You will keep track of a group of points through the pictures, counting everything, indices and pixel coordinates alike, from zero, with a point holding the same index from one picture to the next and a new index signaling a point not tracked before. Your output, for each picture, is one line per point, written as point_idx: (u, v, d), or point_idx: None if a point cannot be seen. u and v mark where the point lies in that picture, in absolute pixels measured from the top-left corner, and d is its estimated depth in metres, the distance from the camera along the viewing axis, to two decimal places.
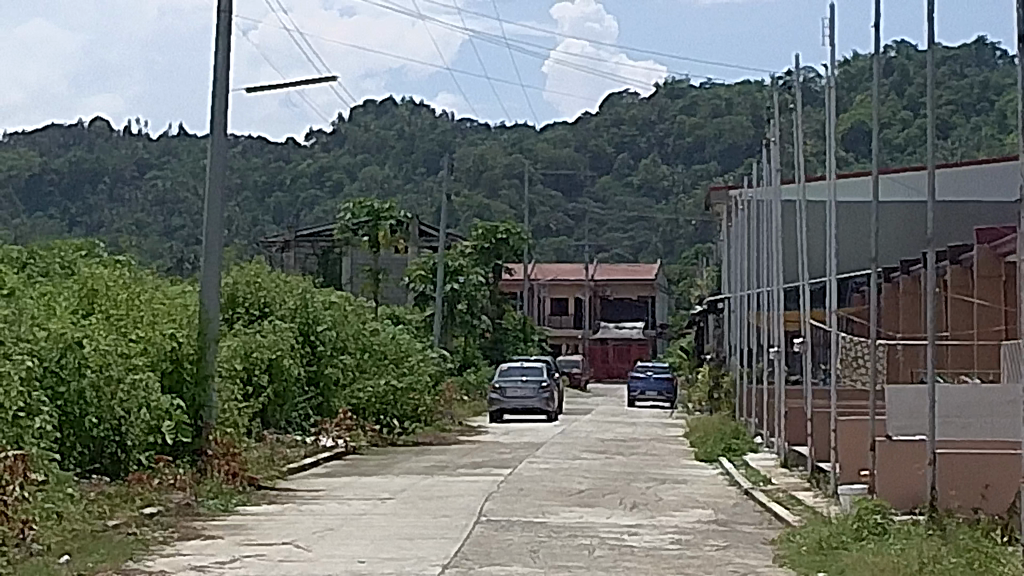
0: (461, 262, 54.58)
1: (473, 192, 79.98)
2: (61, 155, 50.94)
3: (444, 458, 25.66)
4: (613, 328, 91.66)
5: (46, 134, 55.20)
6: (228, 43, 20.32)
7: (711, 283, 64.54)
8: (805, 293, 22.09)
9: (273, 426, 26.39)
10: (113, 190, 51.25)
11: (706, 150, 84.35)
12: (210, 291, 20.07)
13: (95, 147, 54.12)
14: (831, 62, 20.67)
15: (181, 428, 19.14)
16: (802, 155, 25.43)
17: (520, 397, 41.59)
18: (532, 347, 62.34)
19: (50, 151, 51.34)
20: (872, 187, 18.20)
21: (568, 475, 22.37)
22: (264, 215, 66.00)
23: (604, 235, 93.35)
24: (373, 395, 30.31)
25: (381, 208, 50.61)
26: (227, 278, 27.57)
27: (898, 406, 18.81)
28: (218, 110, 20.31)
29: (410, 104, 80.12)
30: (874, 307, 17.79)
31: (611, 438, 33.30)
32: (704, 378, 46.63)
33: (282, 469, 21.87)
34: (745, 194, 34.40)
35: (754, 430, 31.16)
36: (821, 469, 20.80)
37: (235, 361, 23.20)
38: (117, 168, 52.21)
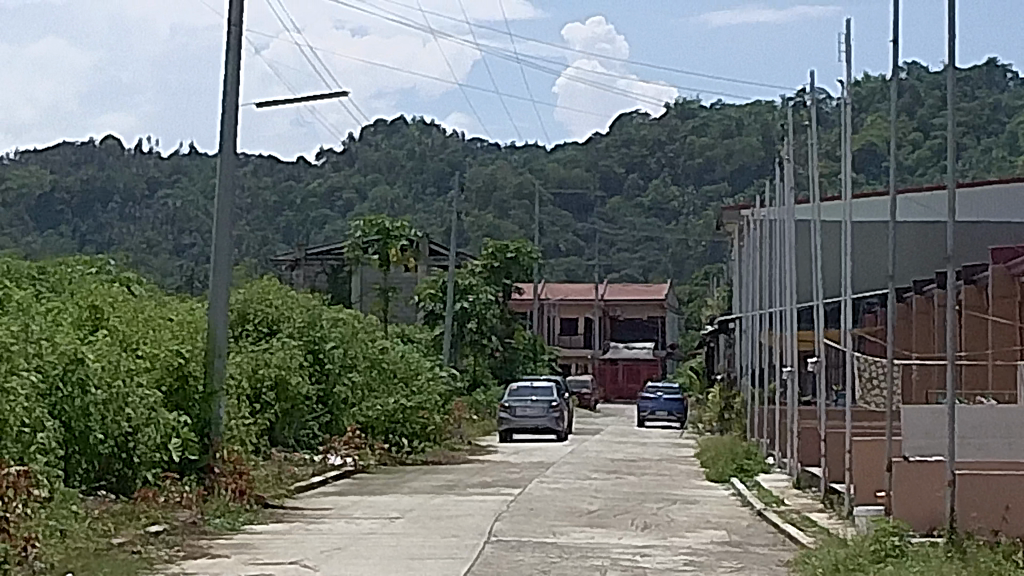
0: (471, 281, 54.43)
1: (483, 212, 79.88)
2: (71, 174, 50.90)
3: (454, 478, 25.41)
4: (624, 348, 91.29)
5: (57, 152, 55.09)
6: (238, 58, 20.15)
7: (722, 302, 64.38)
8: (819, 312, 21.90)
9: (281, 443, 26.16)
10: (123, 209, 51.17)
11: (716, 171, 84.35)
12: (218, 308, 19.82)
13: (106, 165, 54.02)
14: (846, 81, 20.54)
15: (186, 444, 18.88)
16: (816, 173, 25.27)
17: (531, 416, 41.42)
18: (541, 366, 62.09)
19: (62, 170, 51.33)
20: (890, 205, 18.03)
21: (580, 495, 22.18)
22: (274, 234, 65.95)
23: (614, 255, 93.14)
24: (383, 413, 30.10)
25: (393, 226, 50.40)
26: (236, 296, 27.37)
27: (913, 425, 18.60)
28: (227, 125, 20.14)
29: (421, 122, 80.01)
30: (891, 326, 17.59)
31: (621, 459, 33.09)
32: (715, 398, 46.38)
33: (291, 487, 21.65)
34: (757, 213, 34.22)
35: (766, 450, 30.90)
36: (834, 490, 20.56)
37: (242, 378, 22.98)
38: (127, 187, 52.12)
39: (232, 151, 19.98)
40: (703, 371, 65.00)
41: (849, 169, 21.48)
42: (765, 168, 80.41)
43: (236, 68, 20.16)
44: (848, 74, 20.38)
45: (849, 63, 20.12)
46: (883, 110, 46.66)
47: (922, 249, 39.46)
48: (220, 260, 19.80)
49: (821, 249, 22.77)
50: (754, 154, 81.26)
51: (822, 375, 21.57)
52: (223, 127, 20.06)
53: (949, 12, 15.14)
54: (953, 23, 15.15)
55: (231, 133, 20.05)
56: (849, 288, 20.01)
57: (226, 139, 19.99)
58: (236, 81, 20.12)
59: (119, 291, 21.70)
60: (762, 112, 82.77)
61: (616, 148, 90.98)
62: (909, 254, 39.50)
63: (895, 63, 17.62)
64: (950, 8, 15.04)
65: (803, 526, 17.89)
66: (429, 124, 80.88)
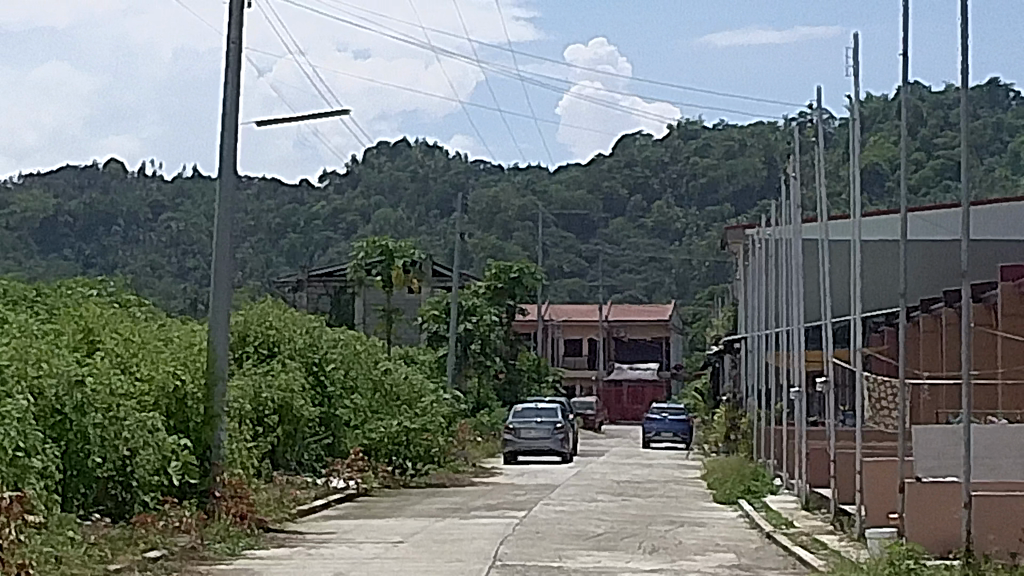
0: (475, 302, 54.12)
1: (487, 234, 79.60)
2: (75, 198, 50.67)
3: (458, 501, 25.12)
4: (628, 370, 90.84)
5: (60, 176, 54.80)
6: (237, 79, 19.90)
7: (726, 323, 64.03)
8: (827, 331, 21.54)
9: (284, 467, 25.86)
10: (127, 233, 50.87)
11: (719, 192, 84.23)
12: (220, 329, 19.57)
13: (109, 189, 53.71)
14: (854, 97, 20.28)
15: (186, 469, 18.64)
16: (822, 189, 24.98)
17: (534, 439, 41.07)
18: (546, 388, 61.87)
19: (65, 193, 51.04)
20: (901, 221, 17.72)
21: (586, 518, 21.87)
22: (278, 257, 65.63)
23: (618, 276, 92.88)
24: (386, 435, 29.77)
25: (396, 247, 50.11)
26: (236, 318, 27.04)
27: (925, 446, 18.31)
28: (227, 146, 19.90)
29: (424, 145, 79.77)
30: (903, 345, 17.27)
31: (626, 480, 32.76)
32: (720, 420, 46.11)
33: (293, 511, 21.36)
34: (763, 231, 33.90)
35: (774, 471, 30.61)
36: (845, 512, 20.24)
37: (245, 402, 22.70)
38: (131, 210, 51.74)
39: (231, 171, 19.72)
40: (708, 392, 64.62)
41: (858, 185, 21.19)
42: (768, 189, 80.14)
43: (236, 89, 19.91)
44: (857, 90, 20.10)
45: (857, 78, 19.84)
46: (888, 130, 46.38)
47: (930, 268, 39.14)
48: (221, 281, 19.55)
49: (828, 268, 22.47)
50: (757, 175, 81.00)
51: (832, 394, 21.23)
52: (223, 145, 19.83)
53: (961, 30, 14.89)
54: (965, 37, 14.94)
55: (230, 152, 19.81)
56: (859, 305, 19.68)
57: (225, 161, 19.74)
58: (236, 101, 19.88)
59: (118, 314, 21.42)
60: (765, 133, 82.59)
61: (619, 169, 90.79)
62: (917, 272, 39.17)
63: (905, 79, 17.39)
64: (962, 25, 14.83)
65: (816, 548, 17.58)
66: (432, 145, 80.65)
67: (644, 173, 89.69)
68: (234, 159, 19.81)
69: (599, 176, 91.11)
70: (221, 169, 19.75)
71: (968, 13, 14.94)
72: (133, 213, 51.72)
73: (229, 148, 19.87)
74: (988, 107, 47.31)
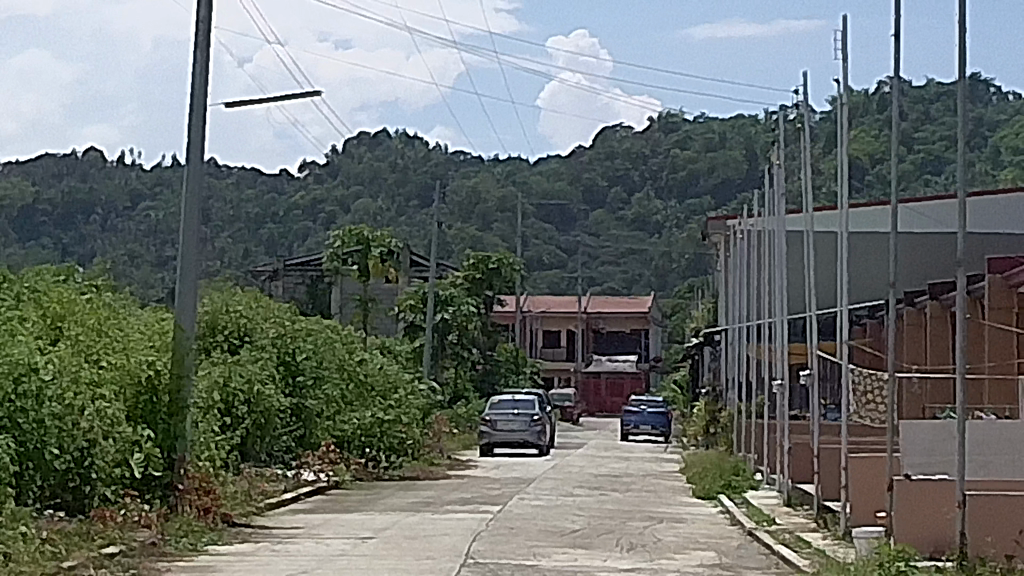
0: (453, 292, 53.46)
1: (466, 225, 78.91)
2: (53, 185, 50.01)
3: (432, 494, 24.52)
4: (607, 361, 90.32)
5: (38, 163, 54.04)
6: (205, 63, 19.28)
7: (706, 316, 63.51)
8: (812, 324, 20.91)
9: (254, 459, 25.20)
10: (106, 220, 50.19)
11: (699, 184, 83.77)
12: (187, 317, 18.93)
13: (88, 177, 52.97)
14: (842, 87, 19.72)
15: (150, 460, 17.99)
16: (808, 176, 24.35)
17: (510, 431, 40.50)
18: (524, 380, 61.26)
19: (44, 181, 50.34)
20: (892, 211, 17.11)
21: (562, 513, 21.26)
22: (257, 246, 64.90)
23: (597, 268, 92.33)
24: (359, 426, 29.14)
25: (373, 236, 49.50)
26: (204, 307, 26.33)
27: (914, 443, 17.76)
28: (195, 128, 19.29)
29: (404, 135, 79.11)
30: (891, 337, 16.67)
31: (605, 474, 32.16)
32: (699, 412, 45.56)
33: (259, 505, 20.74)
34: (745, 222, 33.33)
35: (754, 465, 30.00)
36: (829, 509, 19.69)
37: (214, 392, 22.08)
38: (110, 199, 50.99)
39: (198, 154, 19.10)
40: (688, 386, 64.09)
41: (846, 175, 20.60)
42: (749, 182, 79.78)
43: (204, 72, 19.28)
44: (845, 81, 19.51)
45: (844, 66, 19.30)
46: (872, 125, 45.95)
47: None
48: (187, 267, 18.93)
49: (812, 257, 21.86)
50: (738, 168, 80.63)
51: (817, 386, 20.62)
52: (192, 127, 19.22)
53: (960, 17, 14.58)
54: (964, 28, 14.64)
55: (197, 137, 19.18)
56: (845, 298, 19.08)
57: (192, 147, 19.12)
58: (205, 86, 19.26)
59: (83, 298, 20.75)
60: (746, 126, 82.16)
61: (600, 161, 90.20)
62: None
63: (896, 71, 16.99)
64: (961, 15, 14.57)
65: (802, 547, 17.03)
66: (412, 136, 80.00)
67: (625, 165, 89.10)
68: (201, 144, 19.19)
69: (579, 167, 90.53)
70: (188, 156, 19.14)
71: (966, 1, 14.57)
72: (112, 201, 51.00)
73: (196, 130, 19.23)
74: (970, 102, 46.91)
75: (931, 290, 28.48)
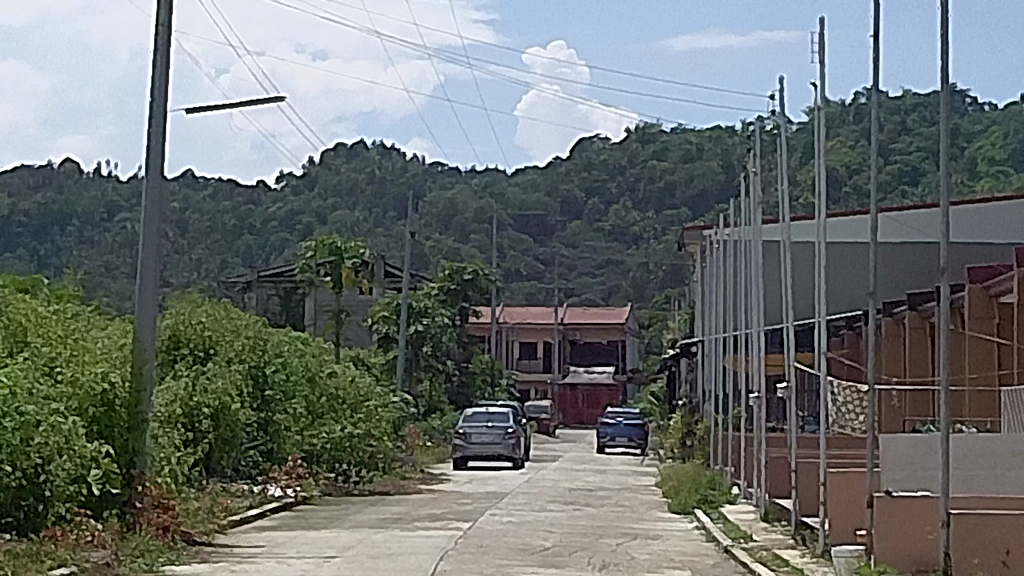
0: (427, 303, 52.94)
1: (442, 236, 78.38)
2: (29, 197, 49.54)
3: (402, 510, 23.97)
4: (584, 373, 89.78)
5: (13, 175, 53.38)
6: (166, 65, 18.78)
7: (683, 326, 63.08)
8: (790, 336, 20.39)
9: (219, 475, 24.63)
10: (82, 232, 49.59)
11: (676, 195, 83.53)
12: (147, 330, 18.36)
13: (64, 189, 52.22)
14: (820, 96, 19.22)
15: (109, 478, 17.41)
16: (785, 186, 23.77)
17: (485, 444, 40.00)
18: (500, 391, 60.71)
19: (18, 193, 49.69)
20: (873, 217, 16.59)
21: (535, 530, 20.73)
22: (233, 257, 64.33)
23: (574, 280, 91.84)
24: (331, 442, 28.57)
25: (346, 246, 48.96)
26: (168, 319, 25.73)
27: (894, 458, 17.30)
28: (156, 136, 18.76)
29: (381, 146, 78.58)
30: (871, 350, 16.13)
31: (580, 488, 31.64)
32: (676, 424, 45.01)
33: (223, 523, 20.16)
34: (721, 232, 32.81)
35: (731, 479, 29.51)
36: (807, 526, 19.22)
37: (175, 406, 21.50)
38: (86, 211, 50.33)
39: (159, 164, 18.55)
40: (665, 398, 63.55)
41: (824, 186, 20.04)
42: (726, 192, 79.52)
43: (166, 78, 18.76)
44: (823, 90, 18.97)
45: (823, 75, 18.76)
46: (849, 135, 45.57)
47: None
48: (147, 277, 18.33)
49: (789, 270, 21.29)
50: (715, 179, 80.34)
51: (793, 400, 20.10)
52: (152, 136, 18.68)
53: (942, 24, 14.08)
54: (947, 31, 14.14)
55: (158, 148, 18.65)
56: (824, 310, 18.54)
57: (151, 158, 18.57)
58: (165, 90, 18.75)
59: (46, 309, 20.14)
60: (723, 137, 81.90)
61: (577, 173, 89.73)
62: None
63: (875, 82, 16.49)
64: (943, 19, 14.06)
65: (781, 566, 16.55)
66: (389, 148, 79.42)
67: (601, 177, 88.65)
68: (162, 153, 18.65)
69: (557, 179, 90.05)
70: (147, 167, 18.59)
71: (947, 6, 14.11)
72: (88, 212, 50.41)
73: (157, 138, 18.70)
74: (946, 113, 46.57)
75: (910, 300, 28.00)
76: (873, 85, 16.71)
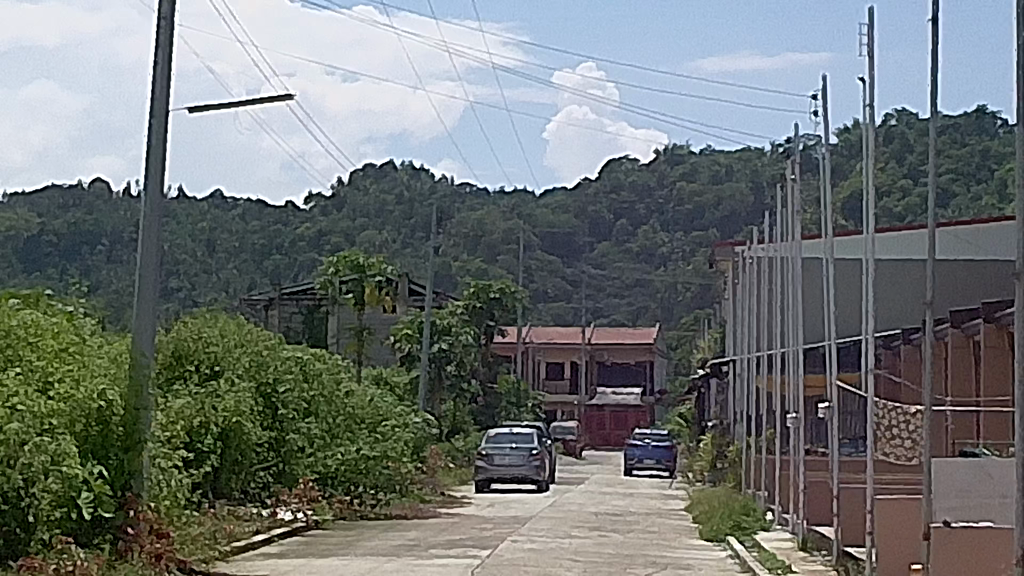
0: (451, 321, 51.75)
1: (471, 258, 77.15)
2: (57, 217, 48.07)
3: (418, 536, 22.71)
4: (611, 394, 88.25)
5: (42, 196, 52.00)
6: (168, 56, 17.49)
7: (711, 347, 62.12)
8: (831, 353, 19.03)
9: (226, 497, 23.56)
10: (112, 252, 48.30)
11: (706, 218, 82.76)
12: (146, 341, 17.11)
13: (95, 208, 50.63)
14: (868, 104, 17.73)
15: (104, 499, 16.06)
16: (826, 197, 22.36)
17: (508, 466, 38.71)
18: (526, 412, 59.48)
19: (50, 213, 48.44)
20: (931, 233, 15.13)
21: (559, 559, 19.42)
22: (260, 277, 63.51)
23: (602, 300, 90.63)
24: (345, 463, 27.27)
25: (368, 263, 47.85)
26: (173, 333, 24.49)
27: (947, 482, 16.01)
28: (156, 150, 17.49)
29: (411, 167, 77.37)
30: (928, 367, 14.72)
31: (606, 513, 30.36)
32: (707, 447, 43.72)
33: (224, 549, 18.98)
34: (754, 250, 31.52)
35: (765, 505, 28.17)
36: (853, 558, 17.95)
37: (178, 424, 20.24)
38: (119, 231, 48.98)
39: (160, 177, 17.35)
40: (693, 418, 62.50)
41: (870, 198, 18.64)
42: (755, 213, 78.88)
43: (166, 69, 17.50)
44: (870, 90, 17.55)
45: (872, 73, 17.30)
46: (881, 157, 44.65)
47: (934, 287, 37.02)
48: (146, 286, 17.19)
49: (831, 283, 19.86)
50: (745, 201, 79.70)
51: (835, 422, 18.71)
52: (149, 142, 17.44)
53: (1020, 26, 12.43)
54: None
55: (157, 158, 17.45)
56: (872, 328, 17.13)
57: (151, 168, 17.37)
58: (166, 81, 17.46)
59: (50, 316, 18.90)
60: (753, 159, 81.29)
61: (605, 195, 88.71)
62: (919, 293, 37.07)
63: (931, 72, 14.54)
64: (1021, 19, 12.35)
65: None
66: (419, 168, 78.14)
67: (630, 200, 87.70)
68: (165, 160, 17.46)
69: (585, 201, 89.01)
70: (146, 179, 17.40)
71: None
72: (119, 232, 49.06)
73: (157, 144, 17.52)
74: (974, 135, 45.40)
75: (952, 319, 26.66)
76: (933, 106, 15.12)
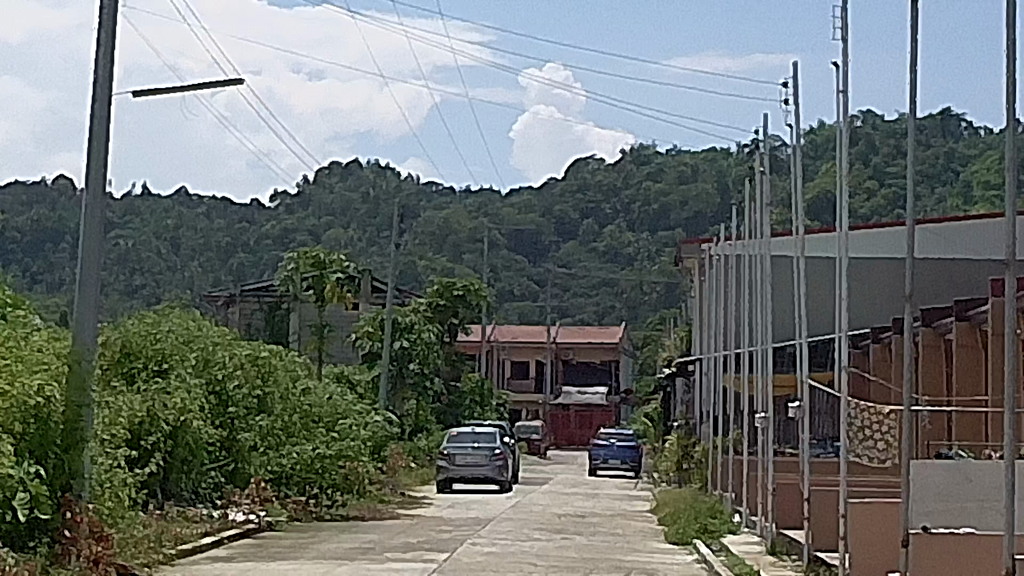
0: (412, 319, 51.07)
1: (436, 257, 76.30)
2: (22, 214, 46.98)
3: (372, 539, 21.93)
4: (577, 393, 87.57)
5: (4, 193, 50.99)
6: (112, 39, 16.71)
7: (676, 347, 61.34)
8: (802, 352, 18.30)
9: (174, 497, 22.74)
10: None
11: (671, 217, 81.95)
12: (88, 336, 16.26)
13: (60, 205, 49.51)
14: (842, 92, 16.95)
15: (41, 501, 15.20)
16: (796, 191, 21.64)
17: (471, 465, 37.97)
18: (490, 411, 58.67)
19: (14, 211, 47.20)
20: (911, 228, 14.42)
21: (518, 563, 18.68)
22: (225, 273, 62.88)
23: (568, 299, 89.93)
24: (299, 462, 26.43)
25: (329, 259, 46.90)
26: (120, 327, 23.67)
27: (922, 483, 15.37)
28: (98, 142, 16.68)
29: (377, 165, 76.41)
30: (907, 364, 14.07)
31: (569, 514, 29.67)
32: (672, 447, 43.07)
33: (168, 554, 18.20)
34: (722, 246, 30.75)
35: (731, 506, 27.49)
36: (825, 562, 17.27)
37: (122, 421, 19.45)
38: None
39: (101, 173, 16.54)
40: (657, 418, 61.79)
41: (844, 190, 17.89)
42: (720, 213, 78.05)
43: (109, 49, 16.68)
44: (844, 77, 16.75)
45: (846, 57, 16.55)
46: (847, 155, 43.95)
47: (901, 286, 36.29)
48: (87, 278, 16.43)
49: (801, 278, 19.16)
50: (710, 200, 78.88)
51: (805, 421, 18.01)
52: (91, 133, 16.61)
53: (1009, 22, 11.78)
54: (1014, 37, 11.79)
55: (100, 147, 16.65)
56: (846, 324, 16.43)
57: (93, 162, 16.56)
58: (109, 65, 16.66)
59: None
60: (719, 159, 80.45)
61: (572, 194, 87.97)
62: None
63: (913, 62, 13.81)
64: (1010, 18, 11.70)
65: None
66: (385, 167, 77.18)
67: (596, 199, 87.01)
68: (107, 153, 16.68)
69: (551, 200, 88.30)
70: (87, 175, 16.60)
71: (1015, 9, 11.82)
72: None
73: (101, 132, 16.70)
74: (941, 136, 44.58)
75: (924, 316, 26.01)
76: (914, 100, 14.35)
